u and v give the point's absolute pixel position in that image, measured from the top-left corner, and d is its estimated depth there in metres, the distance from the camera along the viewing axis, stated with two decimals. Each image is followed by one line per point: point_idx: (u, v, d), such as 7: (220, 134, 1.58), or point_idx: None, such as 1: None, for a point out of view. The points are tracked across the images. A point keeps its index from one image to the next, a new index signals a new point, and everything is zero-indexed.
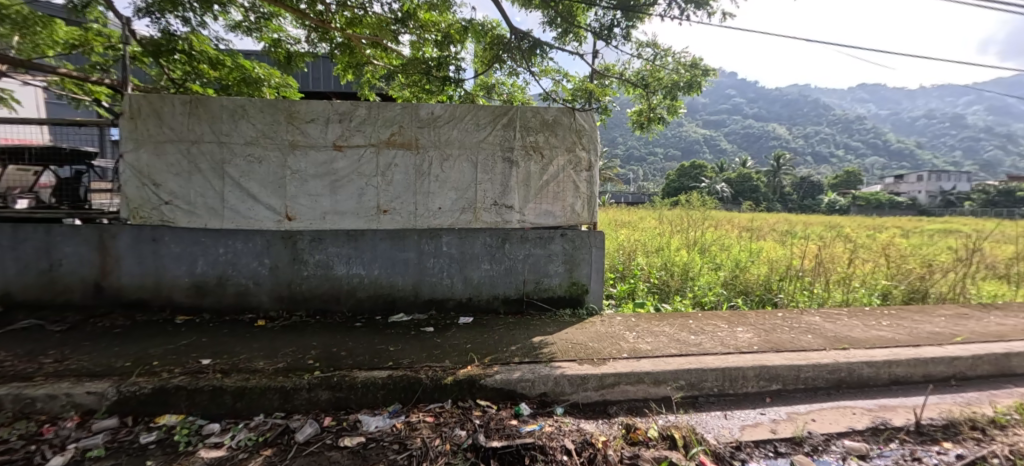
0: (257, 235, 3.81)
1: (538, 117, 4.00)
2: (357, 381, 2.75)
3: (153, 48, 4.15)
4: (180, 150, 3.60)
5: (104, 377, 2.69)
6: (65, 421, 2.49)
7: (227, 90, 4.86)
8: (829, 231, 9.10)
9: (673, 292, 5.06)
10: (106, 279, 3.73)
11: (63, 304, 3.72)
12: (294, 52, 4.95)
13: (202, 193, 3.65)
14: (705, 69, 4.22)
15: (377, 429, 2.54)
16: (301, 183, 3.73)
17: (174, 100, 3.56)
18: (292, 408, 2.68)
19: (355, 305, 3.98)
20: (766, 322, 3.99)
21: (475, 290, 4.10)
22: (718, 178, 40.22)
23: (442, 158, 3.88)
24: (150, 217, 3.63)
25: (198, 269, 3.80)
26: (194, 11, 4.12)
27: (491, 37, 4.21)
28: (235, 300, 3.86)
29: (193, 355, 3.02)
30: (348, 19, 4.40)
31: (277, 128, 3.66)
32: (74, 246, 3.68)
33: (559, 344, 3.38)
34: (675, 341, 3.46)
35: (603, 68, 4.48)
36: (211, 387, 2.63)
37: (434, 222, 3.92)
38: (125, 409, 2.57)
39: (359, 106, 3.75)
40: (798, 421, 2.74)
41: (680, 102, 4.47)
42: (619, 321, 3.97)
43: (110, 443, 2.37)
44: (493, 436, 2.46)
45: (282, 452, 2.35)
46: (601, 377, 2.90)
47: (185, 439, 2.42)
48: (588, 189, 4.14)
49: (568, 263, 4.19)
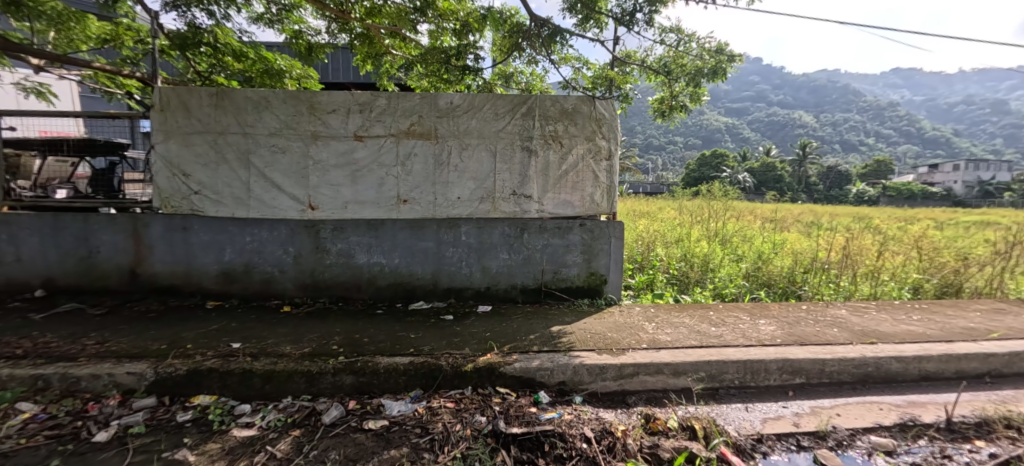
0: (281, 224, 3.90)
1: (557, 106, 3.96)
2: (379, 367, 2.82)
3: (180, 42, 4.26)
4: (206, 142, 3.70)
5: (142, 358, 2.83)
6: (108, 400, 2.62)
7: (250, 82, 4.95)
8: (859, 223, 8.84)
9: (693, 284, 5.00)
10: (140, 266, 3.89)
11: (101, 289, 3.89)
12: (315, 43, 4.98)
13: (229, 183, 3.75)
14: (730, 55, 4.10)
15: (400, 414, 2.60)
16: (322, 174, 3.79)
17: (201, 93, 3.65)
18: (317, 392, 2.76)
19: (375, 293, 4.06)
20: (789, 315, 3.91)
21: (493, 280, 4.13)
22: (738, 168, 39.38)
23: (460, 148, 3.88)
24: (180, 207, 3.75)
25: (226, 257, 3.91)
26: (218, 4, 4.19)
27: (511, 25, 4.19)
28: (261, 288, 3.98)
29: (224, 339, 3.13)
30: (367, 9, 4.39)
31: (299, 119, 3.73)
32: (110, 234, 3.84)
33: (578, 334, 3.39)
34: (696, 333, 3.43)
35: (625, 55, 4.39)
36: (241, 370, 2.73)
37: (453, 212, 3.94)
38: (162, 389, 2.70)
39: (378, 96, 3.78)
40: (822, 415, 2.69)
41: (703, 90, 4.36)
42: (638, 312, 3.94)
43: (150, 421, 2.48)
44: (513, 423, 2.49)
45: (309, 432, 2.43)
46: (619, 367, 2.90)
47: (219, 418, 2.52)
48: (608, 178, 4.09)
49: (586, 253, 4.17)
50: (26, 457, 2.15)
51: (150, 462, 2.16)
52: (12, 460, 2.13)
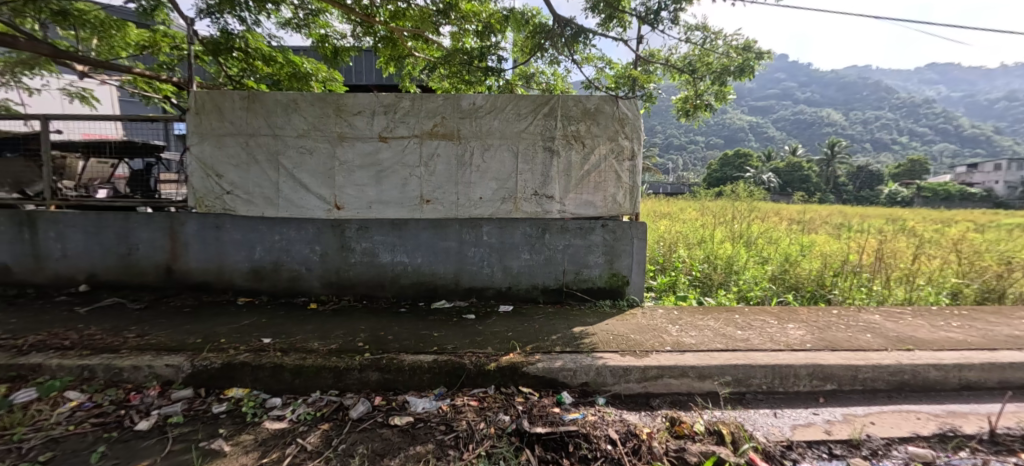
0: (308, 223, 4.00)
1: (580, 106, 3.95)
2: (404, 364, 2.86)
3: (213, 47, 4.40)
4: (238, 143, 3.82)
5: (179, 352, 2.94)
6: (148, 390, 2.74)
7: (278, 85, 5.08)
8: (892, 225, 8.51)
9: (716, 286, 4.90)
10: (176, 263, 4.04)
11: (139, 285, 4.06)
12: (340, 47, 5.08)
13: (259, 183, 3.86)
14: (758, 52, 4.01)
15: (425, 411, 2.63)
16: (348, 174, 3.87)
17: (233, 96, 3.77)
18: (344, 387, 2.82)
19: (399, 292, 4.12)
20: (819, 320, 3.80)
21: (514, 280, 4.14)
22: (763, 168, 38.42)
23: (483, 148, 3.91)
24: (213, 206, 3.88)
25: (256, 255, 4.03)
26: (250, 10, 4.32)
27: (533, 26, 4.19)
28: (289, 285, 4.09)
29: (255, 334, 3.23)
30: (391, 13, 4.46)
31: (326, 120, 3.81)
32: (148, 232, 4.01)
33: (600, 335, 3.37)
34: (721, 336, 3.36)
35: (648, 54, 4.34)
36: (272, 364, 2.81)
37: (475, 212, 3.97)
38: (198, 381, 2.80)
39: (403, 98, 3.83)
40: (855, 424, 2.60)
41: (729, 88, 4.27)
42: (660, 314, 3.89)
43: (187, 412, 2.58)
44: (536, 422, 2.49)
45: (337, 426, 2.48)
46: (643, 369, 2.87)
47: (252, 411, 2.60)
48: (630, 179, 4.05)
49: (608, 254, 4.14)
50: (75, 443, 2.26)
51: (188, 451, 2.24)
52: (62, 444, 2.25)
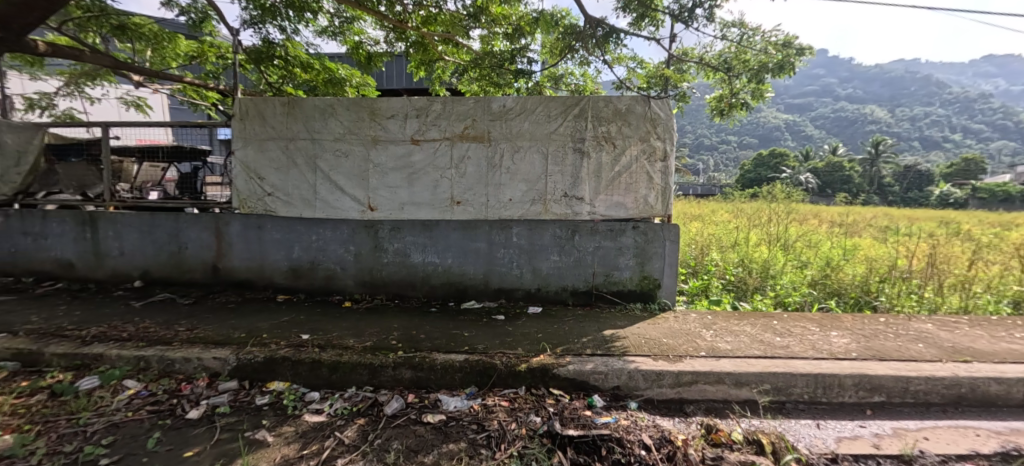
0: (343, 224, 4.12)
1: (611, 107, 3.91)
2: (436, 363, 2.91)
3: (255, 56, 4.60)
4: (278, 147, 3.98)
5: (225, 345, 3.09)
6: (197, 381, 2.88)
7: (314, 91, 5.26)
8: (945, 229, 7.99)
9: (752, 291, 4.74)
10: (221, 261, 4.25)
11: (188, 281, 4.29)
12: (373, 53, 5.20)
13: (297, 185, 4.01)
14: (799, 48, 3.86)
15: (457, 409, 2.66)
16: (381, 176, 3.97)
17: (274, 102, 3.93)
18: (378, 384, 2.89)
19: (429, 292, 4.18)
20: (864, 327, 3.61)
21: (543, 281, 4.13)
22: (801, 169, 36.90)
23: (512, 150, 3.92)
24: (254, 208, 4.06)
25: (294, 254, 4.18)
26: (290, 19, 4.50)
27: (563, 27, 4.18)
28: (325, 283, 4.22)
29: (294, 331, 3.35)
30: (423, 18, 4.55)
31: (361, 124, 3.92)
32: (196, 232, 4.23)
33: (631, 338, 3.32)
34: (758, 342, 3.25)
35: (681, 53, 4.26)
36: (311, 360, 2.91)
37: (505, 213, 3.99)
38: (242, 374, 2.93)
39: (434, 101, 3.90)
40: (907, 438, 2.46)
41: (766, 86, 4.13)
42: (693, 318, 3.80)
43: (233, 402, 2.71)
44: (568, 425, 2.48)
45: (373, 422, 2.55)
46: (677, 374, 2.81)
47: (292, 404, 2.70)
48: (662, 180, 3.98)
49: (639, 256, 4.08)
50: (132, 428, 2.41)
51: (234, 440, 2.35)
52: (122, 429, 2.40)
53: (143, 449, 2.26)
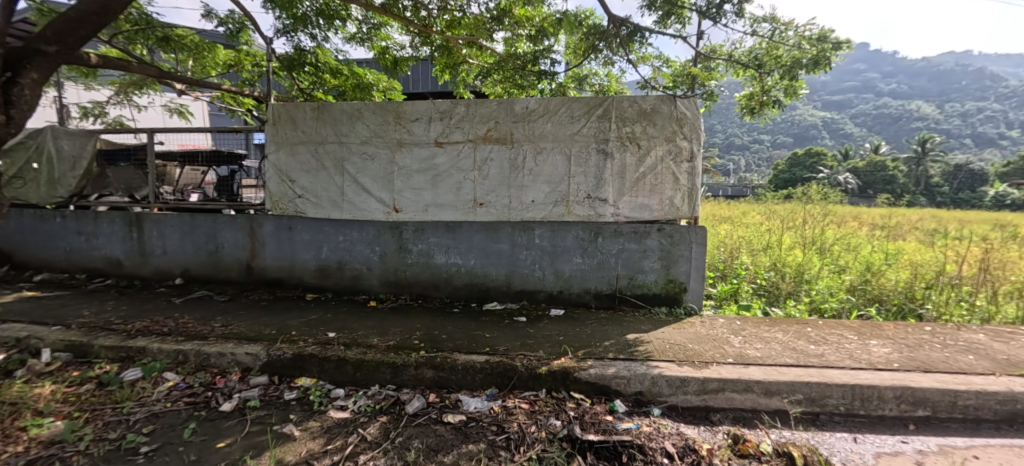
0: (369, 225, 4.22)
1: (635, 107, 3.85)
2: (458, 363, 2.94)
3: (288, 63, 4.78)
4: (308, 151, 4.12)
5: (256, 342, 3.21)
6: (230, 375, 3.01)
7: (343, 96, 5.40)
8: (1002, 232, 7.45)
9: (785, 296, 4.56)
10: (254, 260, 4.42)
11: (223, 279, 4.49)
12: (399, 57, 5.30)
13: (326, 187, 4.14)
14: (836, 42, 3.69)
15: (477, 410, 2.68)
16: (406, 178, 4.04)
17: (304, 107, 4.07)
18: (401, 382, 2.94)
19: (452, 292, 4.22)
20: (908, 337, 3.41)
21: (566, 283, 4.11)
22: (841, 168, 35.25)
23: (535, 152, 3.92)
24: (286, 209, 4.21)
25: (322, 254, 4.31)
26: (320, 27, 4.65)
27: (587, 27, 4.14)
28: (351, 283, 4.33)
29: (321, 329, 3.46)
30: (447, 22, 4.61)
31: (386, 127, 4.01)
32: (232, 232, 4.42)
33: (655, 343, 3.26)
34: (791, 350, 3.12)
35: (709, 50, 4.16)
36: (336, 357, 3.00)
37: (527, 214, 3.99)
38: (272, 369, 3.04)
39: (458, 104, 3.94)
40: (953, 456, 2.31)
41: (800, 82, 3.91)
42: (721, 324, 3.68)
43: (263, 397, 2.81)
44: (589, 430, 2.46)
45: (395, 419, 2.59)
46: (703, 381, 2.73)
47: (318, 399, 2.78)
48: (689, 181, 3.88)
49: (664, 259, 4.00)
50: (171, 418, 2.54)
51: (264, 433, 2.44)
52: (161, 419, 2.54)
53: (179, 439, 2.38)
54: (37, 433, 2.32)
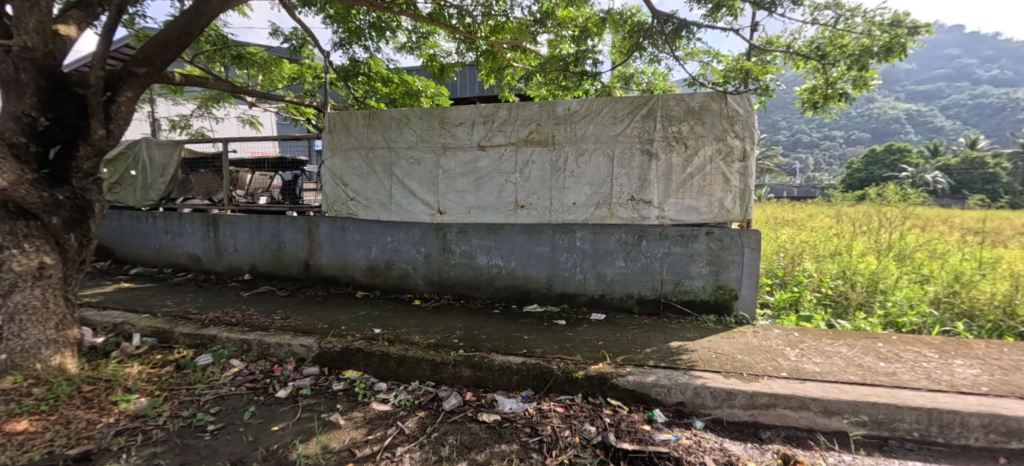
0: (415, 226, 4.39)
1: (682, 105, 3.69)
2: (494, 364, 2.98)
3: (344, 73, 5.16)
4: (360, 156, 4.36)
5: (310, 335, 3.45)
6: (286, 364, 3.26)
7: (394, 104, 5.61)
8: None
9: (853, 308, 4.16)
10: (312, 259, 4.75)
11: (285, 276, 4.86)
12: (446, 64, 5.45)
13: (376, 191, 4.36)
14: (912, 26, 3.32)
15: (511, 411, 2.70)
16: (450, 181, 4.16)
17: (357, 115, 4.32)
18: (439, 379, 3.03)
19: (493, 293, 4.29)
20: (1004, 358, 2.99)
21: (607, 287, 4.03)
22: (932, 166, 31.58)
23: (577, 154, 3.89)
24: (340, 211, 4.49)
25: (372, 254, 4.55)
26: (373, 39, 4.91)
27: (631, 25, 4.04)
28: (398, 282, 4.52)
29: (368, 324, 3.65)
30: (491, 27, 4.72)
31: (432, 132, 4.15)
32: (293, 232, 4.78)
33: (700, 352, 3.11)
34: (855, 367, 2.85)
35: (765, 42, 3.90)
36: (381, 353, 3.15)
37: (568, 217, 3.96)
38: (323, 360, 3.25)
39: (500, 108, 4.00)
40: None
41: (872, 72, 3.60)
42: (776, 335, 3.43)
43: (314, 386, 3.02)
44: (624, 438, 2.40)
45: (432, 415, 2.68)
46: (751, 395, 2.57)
47: (363, 391, 2.94)
48: (741, 182, 3.67)
49: (714, 264, 3.80)
50: (235, 401, 2.80)
51: (313, 420, 2.62)
52: (227, 401, 2.81)
53: (240, 420, 2.61)
54: (126, 407, 2.65)
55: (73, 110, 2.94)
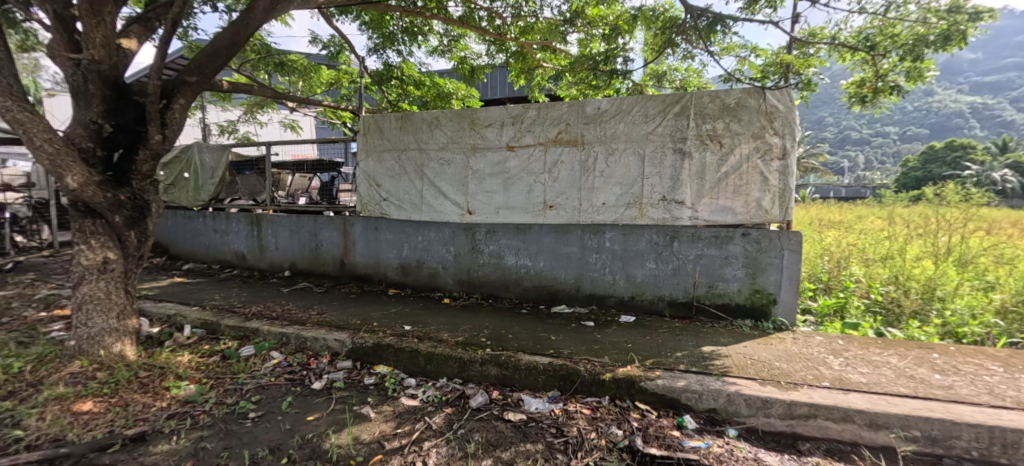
0: (445, 226, 4.47)
1: (717, 102, 3.58)
2: (520, 363, 2.99)
3: (378, 77, 5.35)
4: (393, 157, 4.48)
5: (344, 330, 3.58)
6: (322, 358, 3.40)
7: (426, 106, 5.64)
8: None
9: (906, 316, 3.88)
10: (347, 257, 4.93)
11: (322, 273, 5.06)
12: (477, 66, 5.53)
13: (407, 191, 4.47)
14: (974, 12, 3.10)
15: (537, 411, 2.70)
16: (479, 182, 4.21)
17: (391, 117, 4.44)
18: (467, 377, 3.07)
19: (521, 293, 4.30)
20: None
21: (637, 289, 3.95)
22: (1001, 164, 29.06)
23: (607, 153, 3.84)
24: (374, 211, 4.63)
25: (404, 253, 4.66)
26: (406, 44, 5.05)
27: (663, 21, 3.95)
28: (428, 281, 4.61)
29: (399, 321, 3.75)
30: (521, 29, 4.73)
31: (462, 134, 4.22)
32: (330, 231, 4.97)
33: (734, 358, 3.00)
34: (906, 378, 2.67)
35: (807, 34, 3.72)
36: (410, 349, 3.23)
37: (598, 217, 3.92)
38: (356, 355, 3.37)
39: (529, 108, 4.01)
40: None
41: (928, 63, 3.36)
42: (818, 342, 3.26)
43: (347, 379, 3.13)
44: (651, 443, 2.35)
45: (459, 412, 2.72)
46: (789, 404, 2.45)
47: (393, 386, 3.02)
48: (780, 182, 3.51)
49: (750, 267, 3.65)
50: (274, 391, 2.95)
51: (345, 411, 2.72)
52: (267, 390, 2.96)
53: (279, 409, 2.75)
54: (177, 392, 2.84)
55: (133, 117, 3.19)
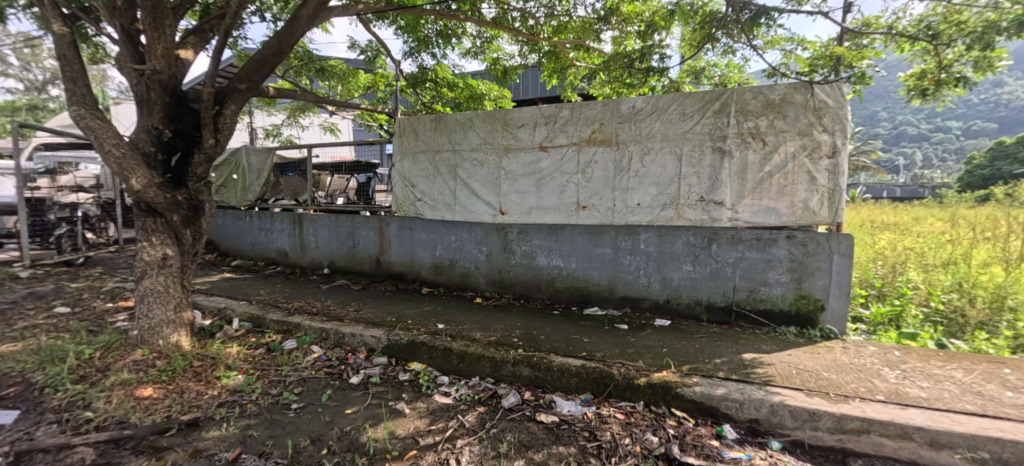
0: (478, 226, 4.50)
1: (760, 99, 3.43)
2: (553, 364, 2.97)
3: (413, 80, 5.45)
4: (427, 159, 4.57)
5: (380, 327, 3.68)
6: (359, 353, 3.51)
7: (459, 107, 5.79)
8: None
9: (972, 327, 3.58)
10: (383, 256, 5.06)
11: (359, 271, 5.22)
12: (510, 66, 5.54)
13: (441, 192, 4.53)
14: None
15: (570, 413, 2.68)
16: (512, 182, 4.22)
17: (425, 119, 4.53)
18: (499, 377, 3.09)
19: (553, 294, 4.27)
20: None
21: (673, 292, 3.85)
22: None
23: (642, 153, 3.75)
24: (408, 211, 4.73)
25: (437, 252, 4.74)
26: (440, 47, 5.12)
27: (702, 16, 3.81)
28: (461, 280, 4.67)
29: (433, 320, 3.81)
30: (554, 28, 4.70)
31: (495, 134, 4.24)
32: (367, 231, 5.12)
33: (778, 366, 2.87)
34: (973, 395, 2.47)
35: (860, 24, 3.49)
36: (444, 347, 3.28)
37: (632, 218, 3.84)
38: (391, 352, 3.45)
39: (563, 108, 3.98)
40: None
41: (999, 51, 3.09)
42: (871, 352, 3.06)
43: (383, 375, 3.22)
44: (689, 452, 2.28)
45: (491, 411, 2.74)
46: (839, 418, 2.32)
47: (427, 383, 3.08)
48: (829, 181, 3.32)
49: (795, 271, 3.48)
50: (315, 384, 3.07)
51: (381, 406, 2.80)
52: (308, 383, 3.08)
53: (319, 401, 2.86)
54: (227, 382, 3.00)
55: (191, 123, 3.42)
